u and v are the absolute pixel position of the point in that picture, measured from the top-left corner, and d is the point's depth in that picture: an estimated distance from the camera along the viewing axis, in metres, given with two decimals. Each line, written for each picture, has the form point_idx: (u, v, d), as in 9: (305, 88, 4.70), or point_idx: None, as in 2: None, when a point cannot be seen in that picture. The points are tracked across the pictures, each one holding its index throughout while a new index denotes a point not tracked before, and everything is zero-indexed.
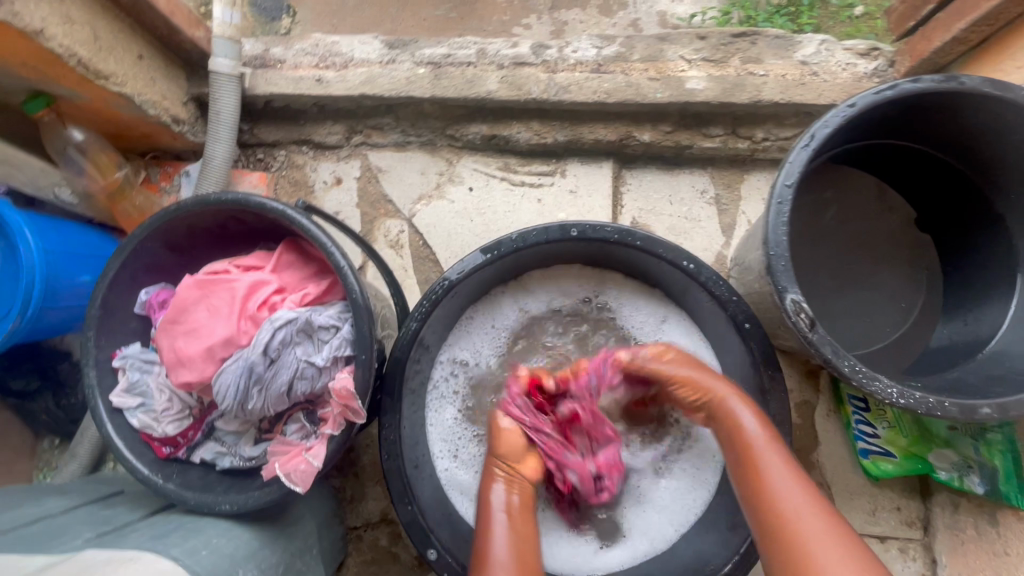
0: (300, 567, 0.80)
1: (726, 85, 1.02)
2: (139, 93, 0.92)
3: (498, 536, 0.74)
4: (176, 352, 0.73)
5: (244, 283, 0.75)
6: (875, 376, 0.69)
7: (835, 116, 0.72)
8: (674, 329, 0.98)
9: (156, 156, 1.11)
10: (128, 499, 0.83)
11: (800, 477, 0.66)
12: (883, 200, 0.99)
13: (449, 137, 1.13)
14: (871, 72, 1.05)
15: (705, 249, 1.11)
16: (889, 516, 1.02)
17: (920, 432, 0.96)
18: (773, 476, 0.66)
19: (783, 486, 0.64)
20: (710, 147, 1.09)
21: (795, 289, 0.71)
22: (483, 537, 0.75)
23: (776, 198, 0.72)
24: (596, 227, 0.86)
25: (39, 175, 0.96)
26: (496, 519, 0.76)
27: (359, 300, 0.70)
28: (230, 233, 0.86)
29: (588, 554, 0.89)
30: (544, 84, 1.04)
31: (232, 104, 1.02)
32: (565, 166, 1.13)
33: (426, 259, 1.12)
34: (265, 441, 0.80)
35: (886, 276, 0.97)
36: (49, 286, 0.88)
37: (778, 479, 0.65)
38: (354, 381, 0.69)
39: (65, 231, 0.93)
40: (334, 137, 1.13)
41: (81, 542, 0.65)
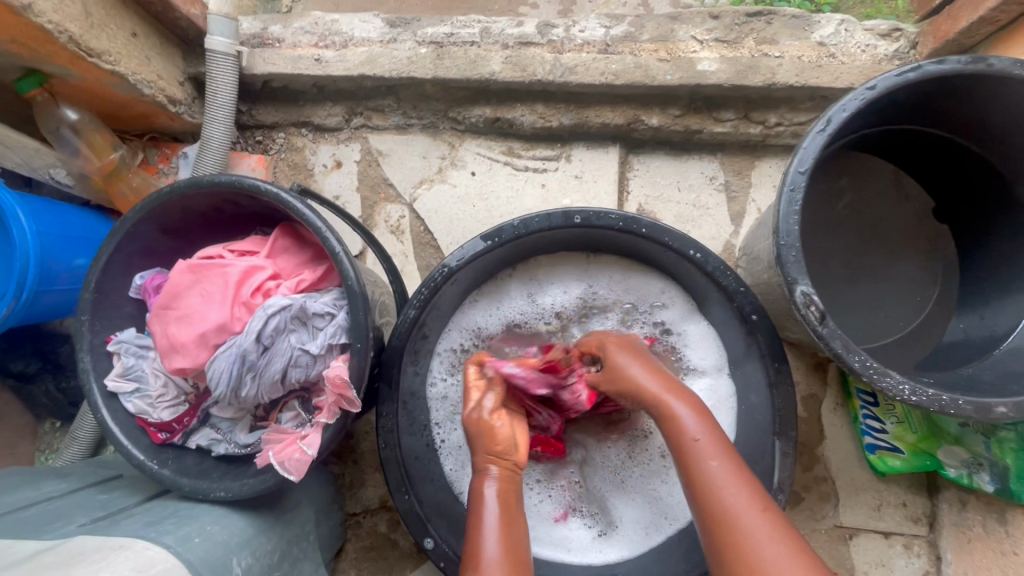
0: (295, 553, 0.80)
1: (739, 67, 0.98)
2: (134, 72, 0.89)
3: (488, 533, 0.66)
4: (169, 338, 0.72)
5: (237, 269, 0.73)
6: (886, 372, 0.67)
7: (853, 99, 0.68)
8: (681, 319, 0.95)
9: (154, 138, 1.09)
10: (125, 483, 0.83)
11: (744, 479, 0.62)
12: (899, 189, 0.95)
13: (452, 120, 1.10)
14: (891, 55, 1.00)
15: (713, 237, 1.08)
16: (894, 512, 1.01)
17: (930, 428, 0.93)
18: (717, 481, 0.62)
19: (728, 491, 0.61)
20: (721, 132, 1.05)
21: (806, 281, 0.68)
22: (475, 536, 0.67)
23: (788, 185, 0.69)
24: (600, 214, 0.83)
25: (36, 155, 0.95)
26: (489, 516, 0.68)
27: (354, 286, 0.68)
28: (226, 217, 0.84)
29: (585, 545, 0.88)
30: (549, 64, 1.00)
31: (229, 83, 0.99)
32: (570, 151, 1.10)
33: (427, 245, 1.10)
34: (260, 428, 0.80)
35: (900, 268, 0.94)
36: (44, 269, 0.87)
37: (723, 482, 0.61)
38: (348, 370, 0.68)
39: (61, 213, 0.92)
40: (333, 119, 1.10)
41: (74, 527, 0.64)
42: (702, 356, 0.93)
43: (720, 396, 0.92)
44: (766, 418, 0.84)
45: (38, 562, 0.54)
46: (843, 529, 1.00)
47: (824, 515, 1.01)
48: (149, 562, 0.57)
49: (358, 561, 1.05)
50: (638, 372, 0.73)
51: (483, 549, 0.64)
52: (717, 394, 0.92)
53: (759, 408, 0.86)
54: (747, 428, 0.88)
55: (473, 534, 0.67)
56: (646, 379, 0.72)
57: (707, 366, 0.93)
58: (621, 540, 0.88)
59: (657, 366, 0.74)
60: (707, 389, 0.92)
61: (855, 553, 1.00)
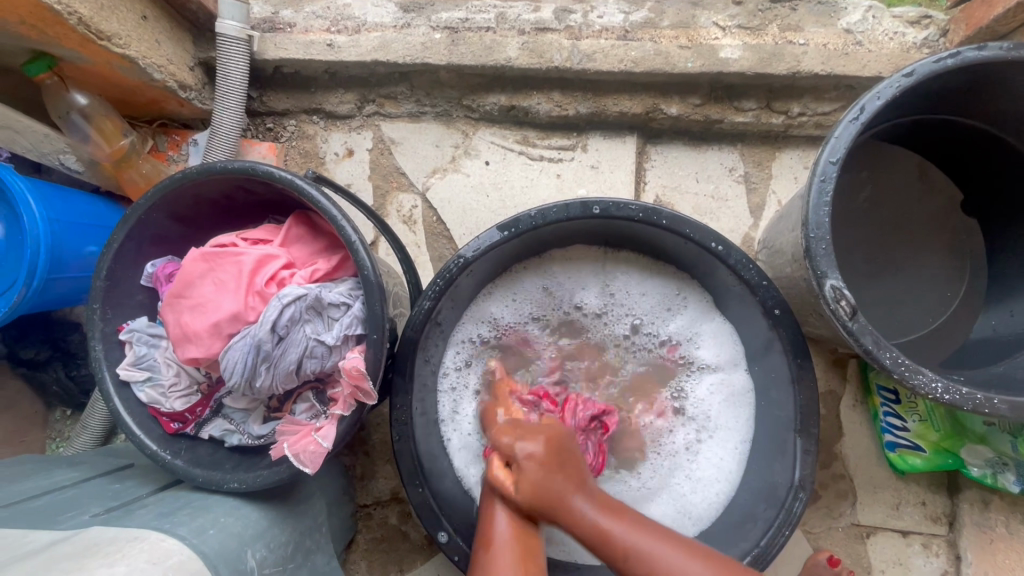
0: (308, 546, 0.79)
1: (762, 54, 0.95)
2: (144, 56, 0.87)
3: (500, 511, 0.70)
4: (181, 327, 0.70)
5: (251, 257, 0.72)
6: (918, 370, 0.65)
7: (889, 87, 0.66)
8: (696, 313, 0.94)
9: (164, 125, 1.07)
10: (137, 473, 0.82)
11: (676, 540, 0.63)
12: (926, 181, 0.92)
13: (466, 108, 1.07)
14: (920, 43, 0.98)
15: (731, 230, 1.06)
16: (913, 511, 0.99)
17: (954, 426, 0.92)
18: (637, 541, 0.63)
19: (668, 556, 0.61)
20: (742, 122, 1.03)
21: (836, 275, 0.66)
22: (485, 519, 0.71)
23: (819, 175, 0.67)
24: (620, 205, 0.81)
25: (44, 141, 0.92)
26: (500, 494, 0.73)
27: (371, 277, 0.66)
28: (238, 205, 0.82)
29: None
30: (567, 51, 0.97)
31: (241, 69, 0.97)
32: (587, 140, 1.08)
33: (440, 236, 1.09)
34: (273, 420, 0.79)
35: (927, 263, 0.91)
36: (55, 256, 0.85)
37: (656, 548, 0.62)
38: (364, 362, 0.66)
39: (70, 200, 0.91)
40: (345, 106, 1.08)
41: (88, 518, 0.64)
42: (716, 351, 0.93)
43: (735, 392, 0.92)
44: (787, 415, 0.82)
45: (53, 552, 0.53)
46: (861, 527, 0.99)
47: (841, 512, 0.99)
48: (164, 554, 0.56)
49: (369, 553, 1.04)
50: (563, 478, 0.68)
51: (495, 528, 0.69)
52: (732, 389, 0.92)
53: (780, 405, 0.84)
54: (767, 425, 0.87)
55: (486, 513, 0.72)
56: (564, 478, 0.68)
57: (722, 361, 0.93)
58: None
59: (576, 460, 0.71)
60: (721, 385, 0.93)
61: (873, 551, 0.98)
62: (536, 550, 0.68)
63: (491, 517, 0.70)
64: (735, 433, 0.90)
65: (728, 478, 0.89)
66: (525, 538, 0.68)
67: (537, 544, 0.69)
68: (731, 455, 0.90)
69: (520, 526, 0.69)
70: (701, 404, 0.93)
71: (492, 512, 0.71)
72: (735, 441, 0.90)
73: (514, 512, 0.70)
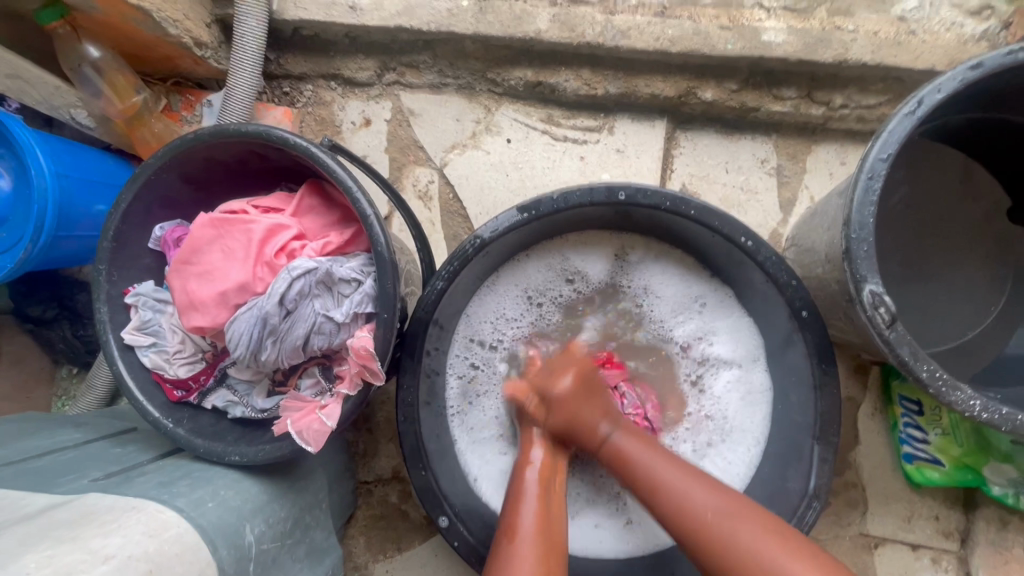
0: (308, 521, 0.78)
1: (808, 39, 0.90)
2: (159, 9, 0.84)
3: (527, 504, 0.70)
4: (188, 295, 0.68)
5: (261, 227, 0.69)
6: (956, 386, 0.62)
7: (951, 80, 0.61)
8: (714, 313, 0.91)
9: (177, 83, 1.03)
10: (139, 438, 0.81)
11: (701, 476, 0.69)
12: (968, 184, 0.88)
13: (490, 81, 1.03)
14: (979, 35, 0.92)
15: (759, 224, 1.01)
16: (925, 525, 0.96)
17: (979, 444, 0.88)
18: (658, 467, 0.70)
19: (686, 486, 0.67)
20: (779, 111, 0.98)
21: (876, 279, 0.63)
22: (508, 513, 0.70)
23: (865, 171, 0.63)
24: (648, 192, 0.77)
25: (55, 94, 0.89)
26: (527, 490, 0.72)
27: (384, 254, 0.63)
28: (251, 170, 0.79)
29: (611, 535, 0.86)
30: (600, 26, 0.93)
31: (259, 28, 0.93)
32: (614, 123, 1.03)
33: (456, 214, 1.05)
34: (278, 394, 0.77)
35: (964, 272, 0.87)
36: (62, 213, 0.83)
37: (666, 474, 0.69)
38: (374, 342, 0.64)
39: (80, 156, 0.88)
40: (365, 73, 1.04)
41: (86, 482, 0.63)
42: (735, 347, 0.89)
43: (752, 392, 0.88)
44: (806, 420, 0.80)
45: (49, 517, 0.52)
46: (869, 537, 0.97)
47: (850, 521, 0.97)
48: (162, 525, 0.54)
49: (367, 530, 1.04)
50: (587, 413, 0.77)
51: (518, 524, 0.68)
52: (750, 387, 0.88)
53: (799, 409, 0.81)
54: (784, 427, 0.84)
55: (509, 507, 0.71)
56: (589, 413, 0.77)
57: (741, 357, 0.89)
58: (649, 533, 0.85)
59: (604, 398, 0.80)
60: (739, 382, 0.89)
61: (879, 562, 0.96)
62: (558, 552, 0.66)
63: (517, 507, 0.70)
64: (750, 434, 0.87)
65: (743, 477, 0.85)
66: (548, 538, 0.67)
67: (560, 542, 0.67)
68: (744, 457, 0.86)
69: (544, 523, 0.68)
70: (716, 403, 0.90)
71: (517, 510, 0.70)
72: (749, 443, 0.87)
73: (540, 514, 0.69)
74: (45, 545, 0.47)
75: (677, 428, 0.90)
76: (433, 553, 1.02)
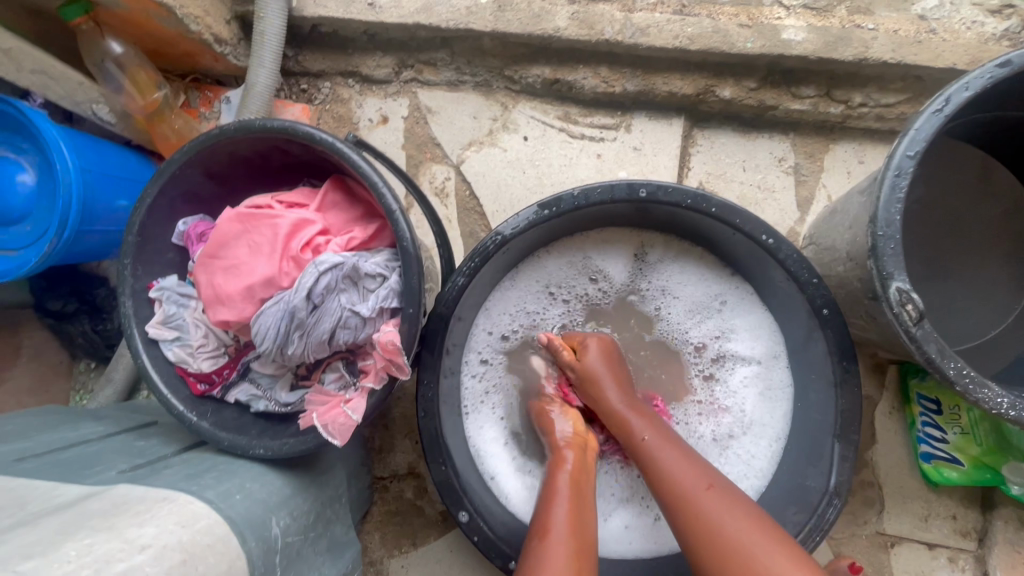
0: (329, 515, 0.78)
1: (828, 38, 0.90)
2: (182, 6, 0.84)
3: (561, 502, 0.71)
4: (214, 288, 0.69)
5: (287, 221, 0.70)
6: (983, 384, 0.62)
7: (979, 77, 0.61)
8: (731, 310, 0.91)
9: (196, 80, 1.04)
10: (161, 431, 0.81)
11: (693, 458, 0.72)
12: (988, 183, 0.88)
13: (507, 79, 1.03)
14: (1000, 34, 0.92)
15: (776, 223, 1.01)
16: (942, 524, 0.96)
17: (998, 442, 0.87)
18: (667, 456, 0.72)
19: (676, 466, 0.71)
20: (797, 109, 0.98)
21: (902, 277, 0.63)
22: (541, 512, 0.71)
23: (892, 169, 0.63)
24: (669, 189, 0.77)
25: (78, 89, 0.88)
26: (560, 491, 0.72)
27: (410, 248, 0.64)
28: (273, 166, 0.80)
29: (640, 533, 0.86)
30: (619, 24, 0.93)
31: (279, 25, 0.94)
32: (631, 121, 1.03)
33: (472, 211, 1.06)
34: (301, 388, 0.78)
35: (983, 271, 0.87)
36: (86, 208, 0.84)
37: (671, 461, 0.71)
38: (400, 336, 0.64)
39: (102, 151, 0.89)
40: (382, 71, 1.05)
41: (114, 474, 0.63)
42: (754, 343, 0.90)
43: (772, 387, 0.88)
44: (826, 418, 0.80)
45: (82, 508, 0.52)
46: (886, 536, 0.97)
47: (866, 520, 0.97)
48: (193, 517, 0.55)
49: (383, 526, 1.04)
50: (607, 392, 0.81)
51: (551, 522, 0.68)
52: (769, 383, 0.89)
53: (819, 407, 0.81)
54: (803, 425, 0.84)
55: (542, 508, 0.71)
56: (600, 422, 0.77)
57: (760, 354, 0.89)
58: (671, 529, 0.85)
59: (622, 369, 0.85)
60: (758, 378, 0.89)
61: (896, 561, 0.96)
62: (589, 553, 0.66)
63: (550, 509, 0.70)
64: (770, 429, 0.87)
65: (764, 472, 0.86)
66: (580, 535, 0.67)
67: (590, 542, 0.67)
68: (766, 451, 0.86)
69: (576, 525, 0.68)
70: (736, 399, 0.90)
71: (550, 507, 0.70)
72: (770, 437, 0.87)
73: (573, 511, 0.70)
74: (82, 534, 0.47)
75: (697, 422, 0.90)
76: (449, 549, 1.03)
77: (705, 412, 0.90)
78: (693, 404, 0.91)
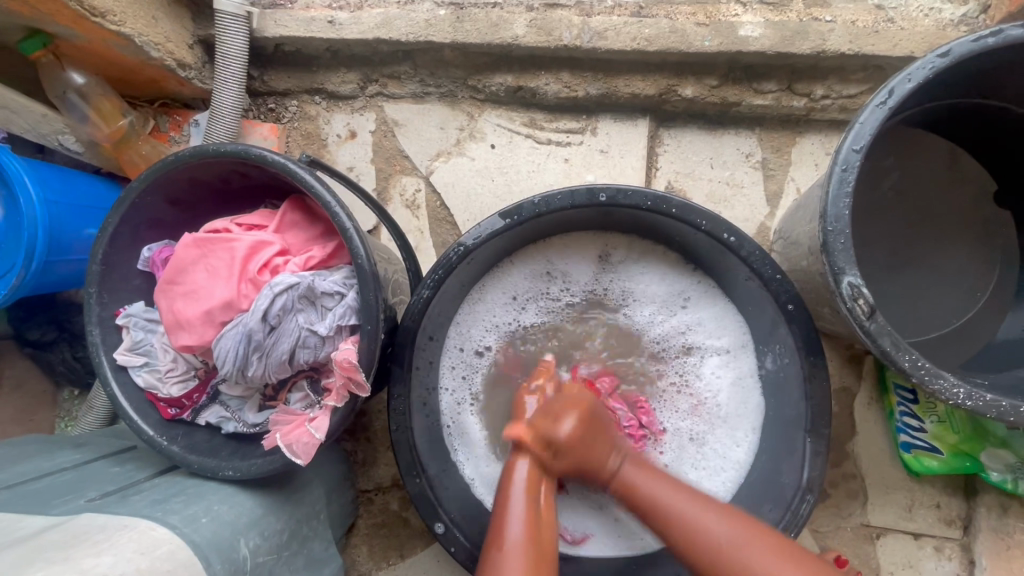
0: (305, 533, 0.79)
1: (786, 32, 0.90)
2: (140, 33, 0.85)
3: (517, 512, 0.70)
4: (174, 314, 0.69)
5: (244, 244, 0.70)
6: (940, 374, 0.62)
7: (921, 68, 0.61)
8: (698, 307, 0.91)
9: (165, 105, 1.05)
10: (137, 456, 0.82)
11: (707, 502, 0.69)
12: (954, 169, 0.87)
13: (472, 88, 1.03)
14: (957, 19, 0.92)
15: (747, 218, 1.01)
16: (927, 513, 0.96)
17: (974, 429, 0.88)
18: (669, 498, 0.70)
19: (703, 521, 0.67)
20: (761, 105, 0.98)
21: (854, 272, 0.63)
22: (499, 515, 0.70)
23: (839, 163, 0.63)
24: (627, 192, 0.77)
25: (42, 121, 0.91)
26: (517, 484, 0.72)
27: (364, 266, 0.64)
28: (233, 189, 0.80)
29: (634, 529, 0.86)
30: (577, 28, 0.93)
31: (240, 48, 0.95)
32: (596, 123, 1.03)
33: (444, 221, 1.06)
34: (269, 408, 0.78)
35: (952, 257, 0.87)
36: (54, 239, 0.85)
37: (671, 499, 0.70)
38: (357, 354, 0.65)
39: (69, 180, 0.90)
40: (347, 86, 1.05)
41: (82, 502, 0.64)
42: (722, 336, 0.89)
43: (743, 375, 0.88)
44: (797, 413, 0.80)
45: (41, 540, 0.53)
46: (871, 528, 0.96)
47: (851, 512, 0.96)
48: (153, 544, 0.55)
49: (369, 539, 1.05)
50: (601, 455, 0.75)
51: (508, 531, 0.68)
52: (741, 374, 0.88)
53: (791, 403, 0.81)
54: (774, 421, 0.84)
55: (499, 511, 0.71)
56: (600, 448, 0.76)
57: (729, 346, 0.89)
58: None
59: (610, 433, 0.78)
60: (729, 371, 0.89)
61: (881, 553, 0.96)
62: (545, 554, 0.67)
63: (506, 513, 0.70)
64: (746, 419, 0.87)
65: (744, 463, 0.86)
66: (535, 540, 0.67)
67: (550, 549, 0.68)
68: (743, 442, 0.86)
69: (533, 530, 0.68)
70: (711, 394, 0.89)
71: (507, 512, 0.70)
72: (746, 428, 0.87)
73: (529, 517, 0.69)
74: (36, 568, 0.48)
75: (674, 419, 0.90)
76: (436, 559, 1.03)
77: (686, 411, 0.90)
78: (669, 400, 0.90)
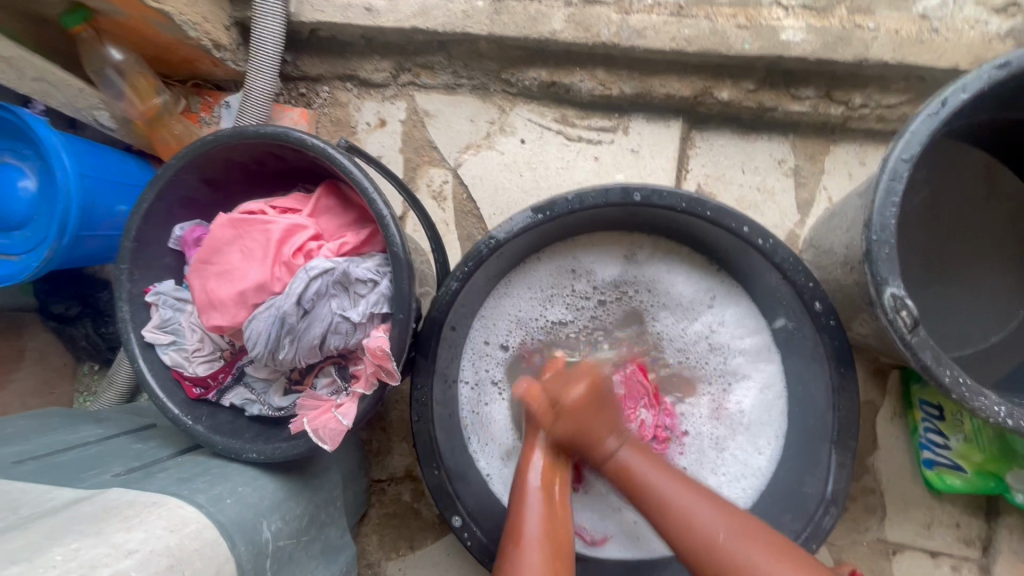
0: (322, 519, 0.78)
1: (828, 38, 0.89)
2: (180, 12, 0.85)
3: (533, 513, 0.70)
4: (207, 294, 0.69)
5: (279, 227, 0.70)
6: (980, 391, 0.61)
7: (976, 79, 0.60)
8: (725, 311, 0.90)
9: (198, 85, 1.05)
10: (159, 434, 0.82)
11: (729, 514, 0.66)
12: (993, 184, 0.86)
13: (505, 82, 1.03)
14: (1004, 33, 0.91)
15: (776, 225, 1.00)
16: (945, 532, 0.95)
17: (1002, 450, 0.86)
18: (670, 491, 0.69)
19: (693, 507, 0.67)
20: (797, 110, 0.97)
21: (897, 283, 0.62)
22: (515, 514, 0.71)
23: (887, 172, 0.62)
24: (662, 193, 0.76)
25: (79, 96, 0.90)
26: (531, 493, 0.72)
27: (399, 254, 0.64)
28: (267, 171, 0.80)
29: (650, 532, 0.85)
30: (616, 26, 0.92)
31: (275, 30, 0.94)
32: (628, 123, 1.03)
33: (470, 214, 1.06)
34: (294, 393, 0.78)
35: (986, 277, 0.85)
36: (86, 213, 0.85)
37: (687, 503, 0.67)
38: (389, 342, 0.65)
39: (101, 156, 0.90)
40: (380, 74, 1.05)
41: (109, 477, 0.64)
42: (748, 343, 0.89)
43: (768, 382, 0.87)
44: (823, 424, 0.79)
45: (72, 512, 0.53)
46: (887, 543, 0.95)
47: (867, 526, 0.95)
48: (182, 521, 0.55)
49: (381, 528, 1.05)
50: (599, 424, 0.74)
51: (525, 528, 0.68)
52: (766, 381, 0.87)
53: (817, 413, 0.81)
54: (797, 431, 0.84)
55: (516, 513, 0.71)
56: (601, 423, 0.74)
57: (754, 353, 0.88)
58: None
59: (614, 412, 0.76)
60: (753, 378, 0.88)
61: (897, 569, 0.95)
62: (562, 552, 0.68)
63: (522, 509, 0.71)
64: (769, 427, 0.86)
65: (764, 471, 0.85)
66: (555, 543, 0.68)
67: (566, 541, 0.69)
68: (765, 449, 0.86)
69: (552, 526, 0.69)
70: (734, 400, 0.88)
71: (523, 509, 0.71)
72: (768, 435, 0.86)
73: (544, 514, 0.70)
74: (70, 539, 0.48)
75: (695, 422, 0.89)
76: (446, 553, 1.03)
77: (710, 417, 0.89)
78: (692, 402, 0.90)
